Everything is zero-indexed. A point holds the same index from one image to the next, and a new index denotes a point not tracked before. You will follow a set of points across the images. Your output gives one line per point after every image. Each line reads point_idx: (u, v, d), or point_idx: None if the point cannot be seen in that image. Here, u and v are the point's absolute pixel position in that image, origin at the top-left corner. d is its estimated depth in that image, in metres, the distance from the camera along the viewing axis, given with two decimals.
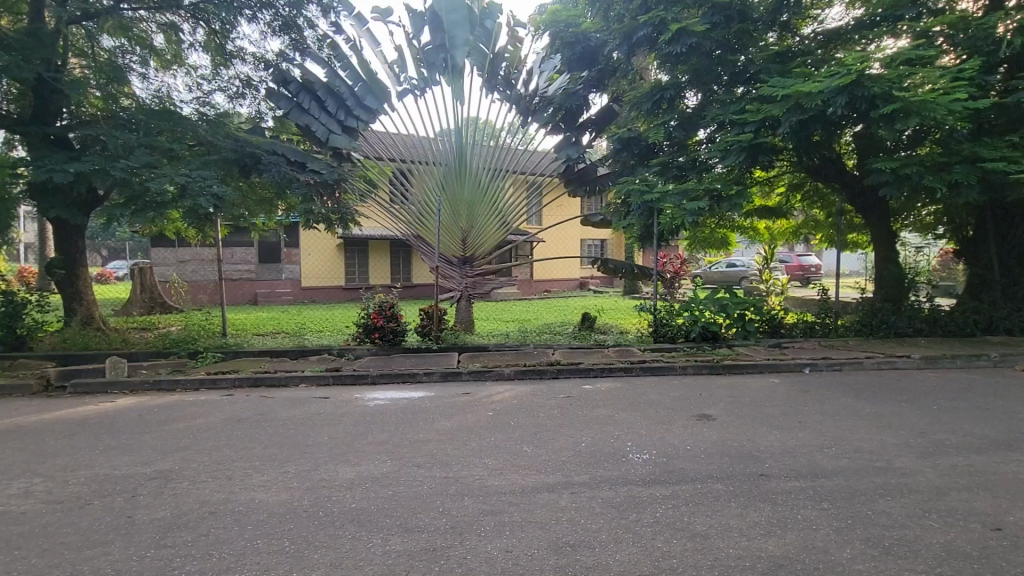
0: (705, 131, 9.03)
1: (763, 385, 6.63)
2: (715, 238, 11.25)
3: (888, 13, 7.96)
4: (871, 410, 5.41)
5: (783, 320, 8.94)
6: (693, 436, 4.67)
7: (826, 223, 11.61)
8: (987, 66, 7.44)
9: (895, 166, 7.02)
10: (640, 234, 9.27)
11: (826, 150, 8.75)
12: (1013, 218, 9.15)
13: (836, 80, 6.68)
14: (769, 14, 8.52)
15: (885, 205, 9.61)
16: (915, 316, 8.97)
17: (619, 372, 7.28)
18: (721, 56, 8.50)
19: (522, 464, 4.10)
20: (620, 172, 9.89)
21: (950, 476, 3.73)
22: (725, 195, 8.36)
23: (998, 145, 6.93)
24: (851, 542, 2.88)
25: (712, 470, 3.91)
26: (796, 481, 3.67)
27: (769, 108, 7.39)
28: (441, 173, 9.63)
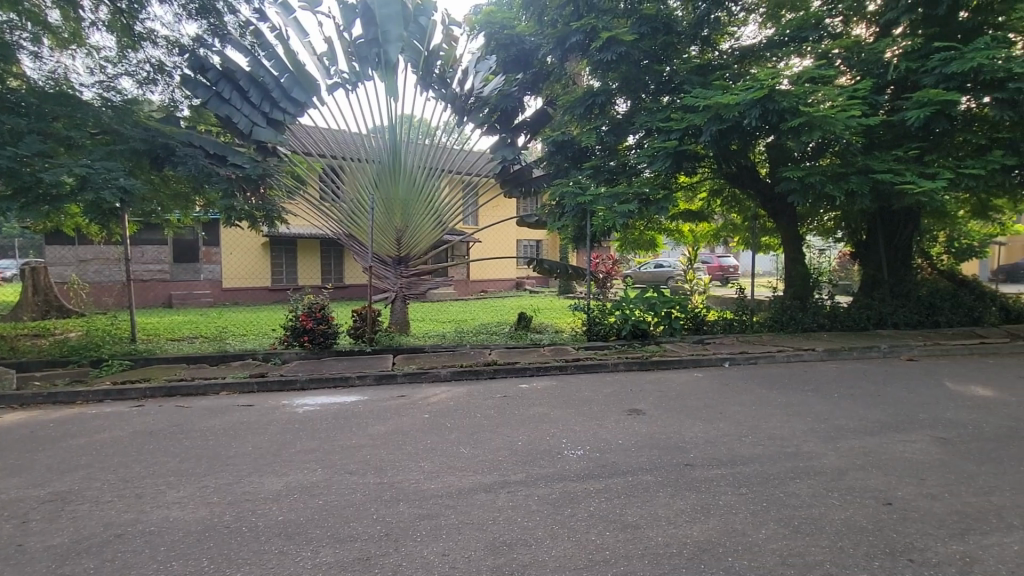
0: (633, 137, 9.47)
1: (688, 379, 6.99)
2: (644, 239, 11.74)
3: (795, 34, 8.66)
4: (783, 399, 5.86)
5: (705, 317, 9.47)
6: (624, 430, 4.85)
7: (742, 227, 12.46)
8: (877, 87, 8.26)
9: (801, 175, 7.71)
10: (574, 235, 9.60)
11: (742, 158, 9.38)
12: (898, 224, 10.26)
13: (751, 93, 7.17)
14: (691, 29, 9.01)
15: (793, 210, 10.47)
16: (819, 313, 9.80)
17: (554, 371, 7.41)
18: (648, 66, 8.88)
19: (458, 465, 4.08)
20: (554, 174, 10.16)
21: (848, 457, 4.12)
22: (653, 198, 8.73)
23: (887, 158, 7.72)
24: (766, 523, 3.10)
25: (642, 462, 4.08)
26: (718, 469, 3.90)
27: (691, 117, 7.84)
28: (374, 170, 9.38)
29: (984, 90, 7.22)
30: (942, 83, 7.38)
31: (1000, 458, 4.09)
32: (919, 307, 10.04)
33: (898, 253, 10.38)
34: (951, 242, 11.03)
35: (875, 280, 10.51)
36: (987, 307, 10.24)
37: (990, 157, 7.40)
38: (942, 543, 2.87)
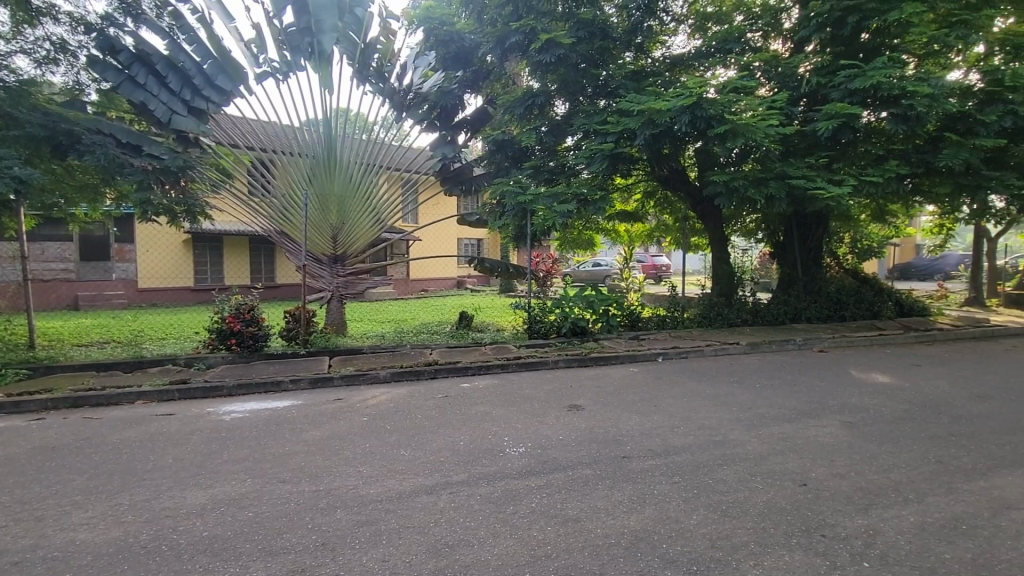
0: (572, 138, 9.68)
1: (624, 374, 7.23)
2: (582, 239, 12.03)
3: (720, 46, 9.17)
4: (711, 391, 6.19)
5: (640, 315, 9.85)
6: (565, 426, 4.94)
7: (674, 228, 13.05)
8: (792, 99, 8.89)
9: (726, 179, 8.19)
10: (514, 234, 9.69)
11: (674, 162, 9.84)
12: (810, 226, 11.15)
13: (681, 100, 7.52)
14: (625, 35, 9.32)
15: (719, 212, 11.12)
16: (742, 308, 10.47)
17: (495, 369, 7.43)
18: (586, 69, 9.07)
19: (398, 468, 4.00)
20: (494, 173, 10.21)
21: (769, 443, 4.42)
22: (591, 198, 8.96)
23: (801, 165, 8.34)
24: (697, 509, 3.27)
25: (582, 456, 4.17)
26: (652, 460, 4.07)
27: (627, 121, 8.13)
28: (307, 165, 8.99)
29: (881, 105, 7.93)
30: (847, 97, 8.04)
31: (897, 438, 4.53)
32: (828, 303, 10.93)
33: (811, 253, 11.27)
34: (855, 243, 12.08)
35: (791, 278, 11.33)
36: (884, 302, 11.33)
37: (887, 167, 8.14)
38: (850, 518, 3.14)
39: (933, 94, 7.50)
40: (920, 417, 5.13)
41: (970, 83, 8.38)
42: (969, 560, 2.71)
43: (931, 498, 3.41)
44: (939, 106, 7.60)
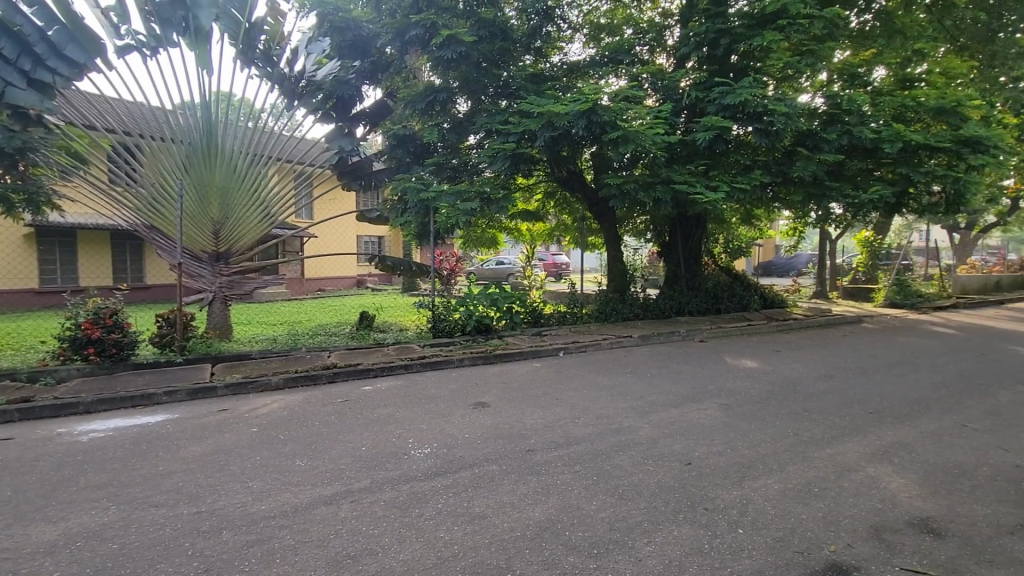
0: (474, 137, 9.73)
1: (527, 369, 7.41)
2: (486, 238, 12.22)
3: (612, 55, 9.73)
4: (608, 382, 6.56)
5: (542, 311, 10.15)
6: (470, 424, 4.96)
7: (573, 227, 13.60)
8: (676, 110, 9.66)
9: (619, 183, 8.77)
10: (417, 231, 9.51)
11: (571, 164, 10.27)
12: (691, 227, 12.20)
13: (578, 105, 7.82)
14: (526, 38, 9.58)
15: (613, 213, 11.77)
16: (635, 304, 11.19)
17: (398, 369, 7.25)
18: (488, 68, 9.09)
19: (294, 480, 3.75)
20: (396, 168, 9.99)
21: (660, 427, 4.77)
22: (494, 198, 9.09)
23: (684, 172, 9.09)
24: (597, 495, 3.44)
25: (487, 453, 4.21)
26: (555, 451, 4.22)
27: (527, 122, 8.36)
28: (182, 152, 8.06)
29: (749, 121, 8.86)
30: (721, 112, 8.90)
31: (764, 416, 5.12)
32: (706, 297, 12.06)
33: (692, 251, 12.35)
34: (727, 244, 13.39)
35: (676, 275, 12.34)
36: (752, 296, 12.71)
37: (753, 176, 9.14)
38: (727, 491, 3.50)
39: (788, 113, 8.51)
40: (781, 396, 5.84)
41: (816, 105, 9.61)
42: (821, 518, 3.15)
43: (790, 466, 3.90)
44: (793, 123, 8.65)
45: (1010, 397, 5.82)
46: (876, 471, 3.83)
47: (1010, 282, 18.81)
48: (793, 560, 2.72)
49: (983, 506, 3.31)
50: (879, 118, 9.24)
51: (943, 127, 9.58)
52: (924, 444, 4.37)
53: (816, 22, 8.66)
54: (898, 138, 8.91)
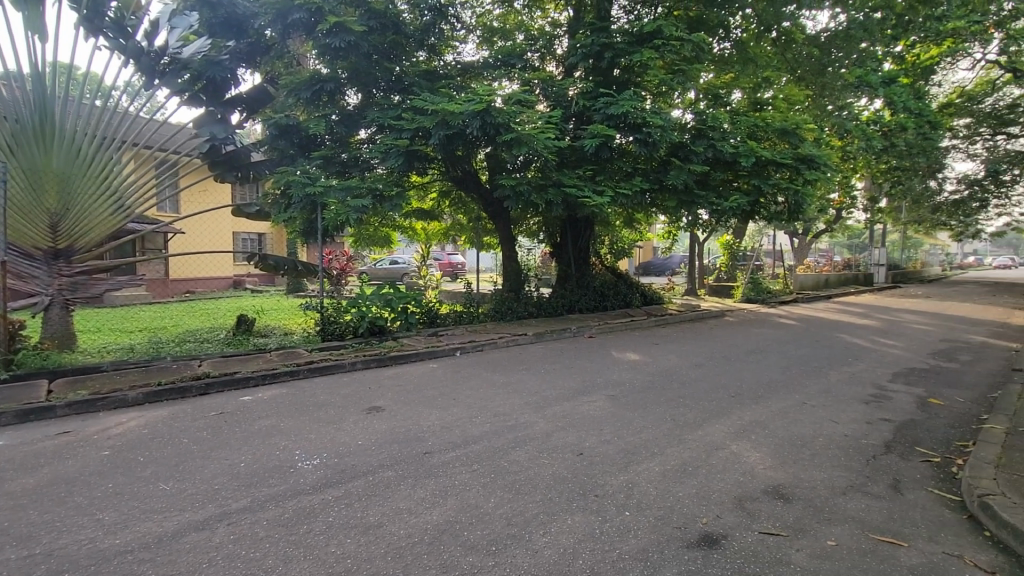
0: (365, 131, 9.39)
1: (423, 370, 7.29)
2: (379, 236, 11.85)
3: (505, 59, 9.94)
4: (504, 379, 6.69)
5: (438, 311, 10.08)
6: (363, 429, 4.76)
7: (468, 227, 13.50)
8: (565, 117, 10.07)
9: (513, 185, 9.02)
10: (303, 229, 9.06)
11: (466, 164, 10.27)
12: (580, 229, 12.84)
13: (472, 105, 7.85)
14: (419, 33, 9.30)
15: (507, 213, 11.99)
16: (529, 302, 11.52)
17: (282, 377, 6.73)
18: (378, 61, 8.86)
19: (158, 507, 3.32)
20: (278, 160, 9.30)
21: (553, 421, 4.96)
22: (387, 195, 8.82)
23: (574, 176, 9.51)
24: (495, 492, 3.48)
25: (382, 459, 4.06)
26: (452, 451, 4.20)
27: (421, 119, 8.24)
28: (6, 130, 6.76)
29: (630, 131, 9.48)
30: (606, 121, 9.45)
31: (646, 404, 5.54)
32: (594, 295, 12.75)
33: (581, 252, 12.99)
34: (612, 245, 14.23)
35: (566, 274, 12.91)
36: (634, 294, 13.67)
37: (634, 182, 9.85)
38: (615, 477, 3.72)
39: (664, 126, 9.27)
40: (661, 385, 6.36)
41: (686, 120, 10.60)
42: (695, 494, 3.48)
43: (668, 449, 4.26)
44: (668, 136, 9.44)
45: (838, 376, 6.91)
46: (738, 447, 4.32)
47: (835, 279, 22.36)
48: (672, 536, 2.97)
49: (821, 471, 3.89)
50: (737, 136, 10.44)
51: (786, 146, 11.04)
52: (776, 421, 5.02)
53: (686, 45, 9.53)
54: (751, 154, 10.15)
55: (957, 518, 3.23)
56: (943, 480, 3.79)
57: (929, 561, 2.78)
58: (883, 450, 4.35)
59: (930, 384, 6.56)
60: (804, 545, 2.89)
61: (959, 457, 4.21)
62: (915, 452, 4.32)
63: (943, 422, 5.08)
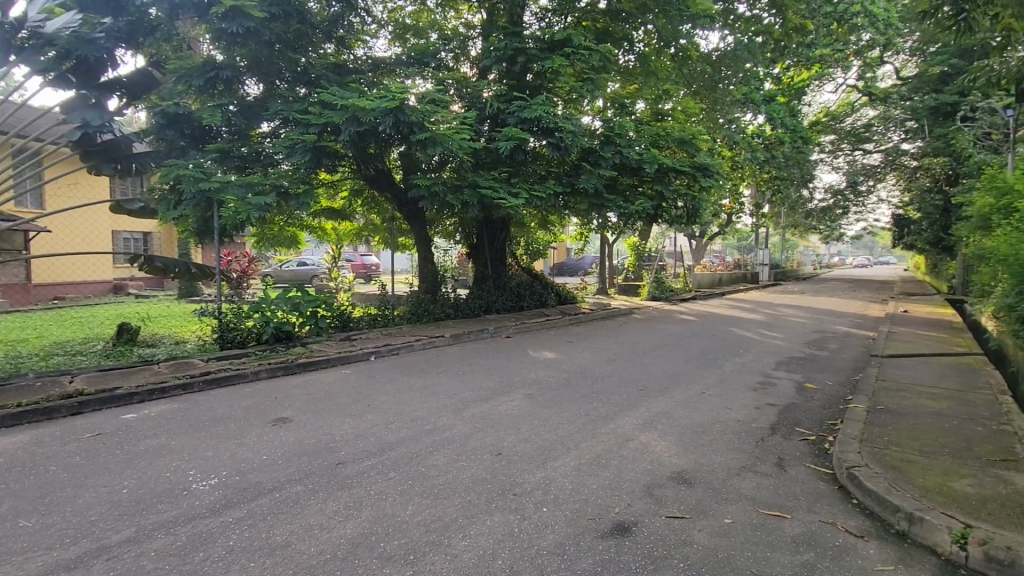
0: (267, 124, 8.82)
1: (335, 377, 6.96)
2: (284, 235, 11.16)
3: (418, 57, 9.80)
4: (421, 383, 6.56)
5: (351, 314, 9.71)
6: (268, 443, 4.45)
7: (382, 227, 13.12)
8: (479, 118, 10.10)
9: (428, 185, 8.89)
10: (196, 228, 8.33)
11: (378, 162, 9.99)
12: (496, 230, 12.96)
13: (384, 102, 7.64)
14: (326, 25, 8.84)
15: (423, 214, 11.80)
16: (446, 303, 11.43)
17: (172, 391, 6.10)
18: (281, 51, 8.38)
19: (19, 547, 2.88)
20: (165, 151, 8.43)
21: (472, 423, 4.95)
22: (293, 192, 8.33)
23: (489, 177, 9.57)
24: (413, 499, 3.41)
25: (289, 474, 3.82)
26: (367, 460, 4.04)
27: (329, 114, 7.88)
28: None
29: (543, 135, 9.71)
30: (520, 124, 9.60)
31: (561, 401, 5.70)
32: (511, 295, 12.91)
33: (497, 253, 13.12)
34: (528, 246, 14.50)
35: (483, 274, 12.99)
36: (549, 293, 14.03)
37: (547, 185, 10.10)
38: (532, 474, 3.79)
39: (574, 132, 9.61)
40: (575, 381, 6.58)
41: (595, 127, 11.09)
42: (608, 485, 3.63)
43: (583, 444, 4.41)
44: (579, 141, 9.80)
45: (731, 367, 7.56)
46: (646, 438, 4.58)
47: (728, 278, 24.50)
48: (587, 528, 3.07)
49: (719, 455, 4.22)
50: (641, 143, 11.09)
51: (685, 155, 11.89)
52: (679, 411, 5.39)
53: (594, 55, 9.91)
54: (654, 161, 10.83)
55: (829, 489, 3.66)
56: (818, 456, 4.27)
57: (809, 530, 3.11)
58: (769, 432, 4.81)
59: (806, 371, 7.38)
60: (704, 525, 3.13)
61: (830, 435, 4.76)
62: (795, 432, 4.84)
63: (817, 404, 5.73)
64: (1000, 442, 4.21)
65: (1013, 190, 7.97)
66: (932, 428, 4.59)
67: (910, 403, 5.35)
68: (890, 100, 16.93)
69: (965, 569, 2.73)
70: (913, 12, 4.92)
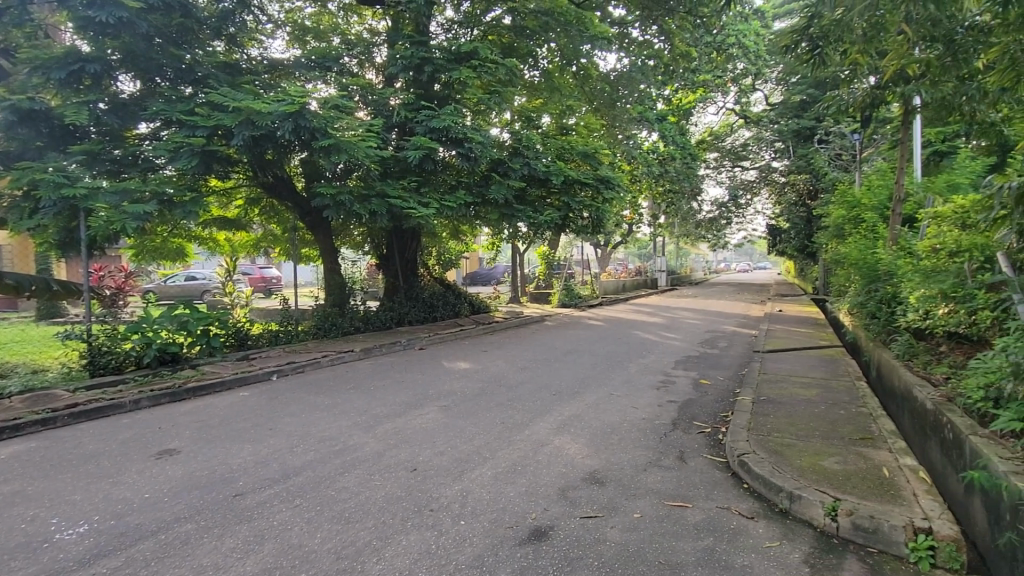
0: (146, 125, 7.96)
1: (232, 400, 6.40)
2: (169, 247, 10.13)
3: (320, 61, 9.39)
4: (329, 401, 6.23)
5: (248, 331, 9.00)
6: (151, 479, 3.98)
7: (283, 238, 12.37)
8: (386, 126, 9.88)
9: (332, 193, 8.52)
10: (57, 239, 7.31)
11: (278, 169, 9.42)
12: (407, 240, 12.71)
13: (282, 106, 7.24)
14: (215, 21, 8.26)
15: (328, 224, 11.28)
16: (355, 317, 10.98)
17: (29, 429, 5.27)
18: (162, 46, 7.66)
19: None
20: (17, 152, 7.33)
21: (385, 439, 4.78)
22: (177, 200, 7.60)
23: (398, 187, 9.37)
24: (321, 526, 3.21)
25: (177, 511, 3.44)
26: (269, 489, 3.75)
27: (220, 117, 7.31)
28: None
29: (452, 145, 9.71)
30: (429, 133, 9.54)
31: (476, 411, 5.68)
32: (423, 307, 12.67)
33: (408, 264, 12.87)
34: (439, 256, 14.36)
35: (394, 285, 12.67)
36: (462, 303, 13.98)
37: (458, 195, 10.08)
38: (448, 488, 3.73)
39: (483, 143, 9.71)
40: (490, 390, 6.60)
41: (503, 138, 11.31)
42: (524, 492, 3.68)
43: (498, 452, 4.43)
44: (488, 152, 9.92)
45: (636, 368, 8.00)
46: (560, 442, 4.70)
47: (631, 284, 25.98)
48: (504, 537, 3.08)
49: (627, 453, 4.44)
50: (548, 156, 11.46)
51: (588, 168, 12.48)
52: (590, 413, 5.59)
53: (500, 69, 10.08)
54: (560, 173, 11.25)
55: (723, 476, 3.99)
56: (713, 446, 4.63)
57: (708, 516, 3.36)
58: (671, 427, 5.15)
59: (701, 368, 8.00)
60: (616, 522, 3.26)
61: (722, 427, 5.18)
62: (693, 426, 5.22)
63: (711, 399, 6.22)
64: (858, 423, 4.84)
65: (861, 203, 9.40)
66: (806, 414, 5.15)
67: (787, 393, 5.99)
68: (762, 123, 19.00)
69: (836, 538, 3.09)
70: (779, 45, 5.56)
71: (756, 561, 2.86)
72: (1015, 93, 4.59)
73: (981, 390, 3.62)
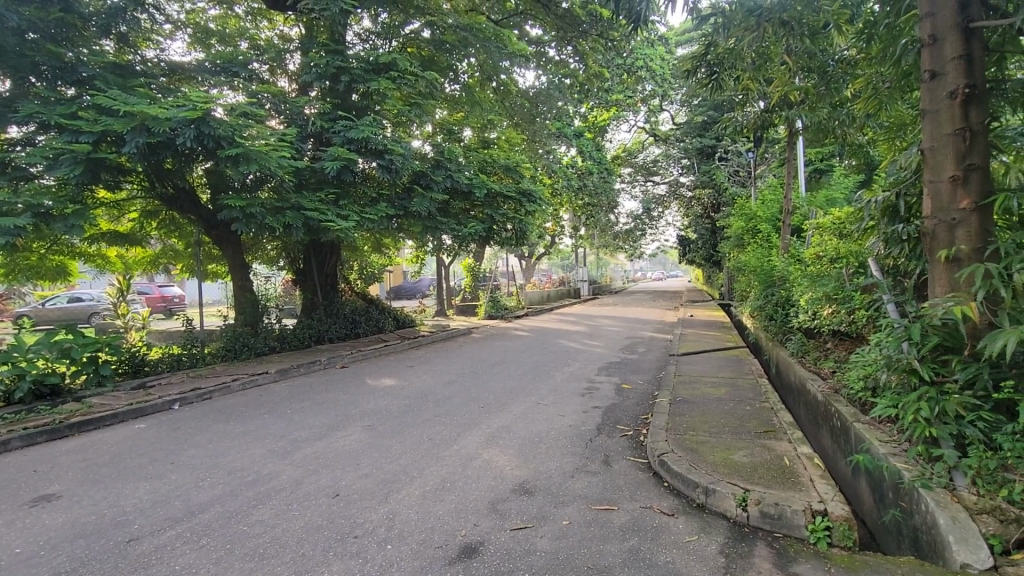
0: (18, 128, 7.07)
1: (125, 434, 5.75)
2: (47, 266, 9.01)
3: (226, 65, 8.80)
4: (240, 428, 5.78)
5: (146, 357, 8.18)
6: (23, 531, 3.48)
7: (185, 253, 11.42)
8: (301, 136, 9.47)
9: (241, 205, 7.98)
10: None
11: (179, 179, 8.70)
12: (325, 254, 12.19)
13: (182, 112, 6.72)
14: (102, 18, 7.55)
15: (237, 238, 10.55)
16: (269, 336, 10.33)
17: None
18: (38, 43, 6.89)
19: None
20: None
21: (304, 465, 4.51)
22: (58, 212, 6.80)
23: (314, 199, 8.94)
24: (232, 566, 2.95)
25: (57, 566, 3.02)
26: (170, 530, 3.40)
27: (108, 121, 6.66)
28: None
29: (372, 156, 9.47)
30: (346, 144, 9.27)
31: (402, 429, 5.51)
32: (345, 323, 12.16)
33: (327, 279, 12.36)
34: (362, 270, 13.87)
35: (312, 302, 12.08)
36: (386, 318, 13.58)
37: (380, 208, 9.80)
38: (374, 512, 3.58)
39: (404, 155, 9.57)
40: (416, 407, 6.43)
41: (425, 151, 11.21)
42: (453, 509, 3.61)
43: (427, 470, 4.33)
44: (409, 165, 9.76)
45: (562, 376, 8.17)
46: (489, 454, 4.68)
47: (555, 293, 26.58)
48: (434, 557, 3.00)
49: (555, 461, 4.51)
50: (470, 168, 11.50)
51: (510, 181, 12.66)
52: (518, 423, 5.62)
53: (419, 81, 10.01)
54: (482, 186, 11.32)
55: (645, 477, 4.16)
56: (635, 449, 4.81)
57: (632, 517, 3.48)
58: (597, 433, 5.29)
59: (623, 374, 8.32)
60: (546, 531, 3.29)
61: (643, 429, 5.41)
62: (616, 430, 5.40)
63: (633, 402, 6.49)
64: (762, 417, 5.24)
65: (757, 216, 10.27)
66: (718, 412, 5.50)
67: (699, 393, 6.38)
68: (670, 141, 20.34)
69: (746, 527, 3.32)
70: (681, 70, 5.99)
71: (678, 556, 3.00)
72: (876, 119, 5.24)
73: (862, 381, 4.05)
